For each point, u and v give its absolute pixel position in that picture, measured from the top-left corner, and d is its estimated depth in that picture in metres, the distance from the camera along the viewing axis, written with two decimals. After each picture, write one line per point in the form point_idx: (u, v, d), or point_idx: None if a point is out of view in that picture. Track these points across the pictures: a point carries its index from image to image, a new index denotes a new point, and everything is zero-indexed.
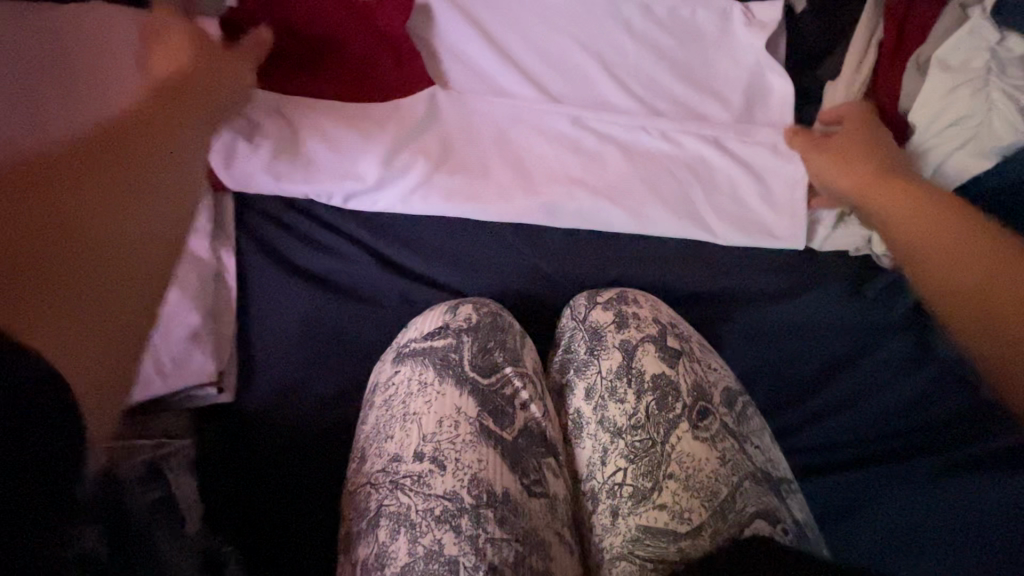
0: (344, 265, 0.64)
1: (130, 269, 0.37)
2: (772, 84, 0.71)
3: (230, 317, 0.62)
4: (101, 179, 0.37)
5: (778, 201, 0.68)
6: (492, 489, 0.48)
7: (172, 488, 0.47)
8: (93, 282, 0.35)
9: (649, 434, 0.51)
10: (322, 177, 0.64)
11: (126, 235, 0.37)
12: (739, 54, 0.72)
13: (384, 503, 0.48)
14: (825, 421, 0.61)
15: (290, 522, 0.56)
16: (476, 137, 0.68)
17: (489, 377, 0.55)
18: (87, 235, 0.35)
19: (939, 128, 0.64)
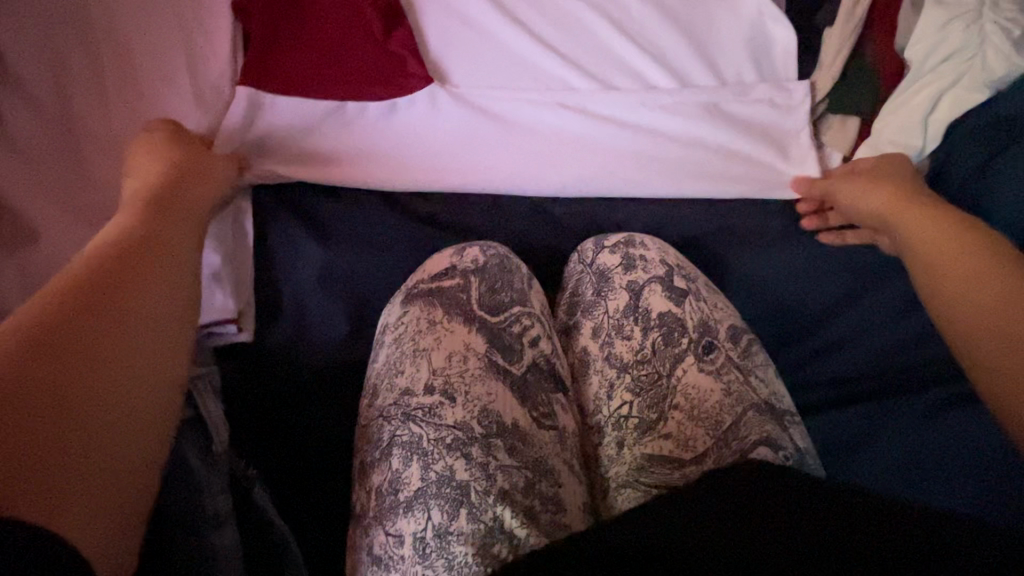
0: (352, 210, 0.66)
1: (137, 412, 0.32)
2: (772, 33, 0.72)
3: (247, 261, 0.62)
4: (106, 314, 0.33)
5: (788, 150, 0.70)
6: (500, 420, 0.50)
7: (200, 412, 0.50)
8: (102, 435, 0.30)
9: (655, 368, 0.52)
10: (329, 133, 0.66)
11: (134, 371, 0.33)
12: (741, 6, 0.72)
13: (396, 434, 0.49)
14: (826, 358, 0.63)
15: (309, 458, 0.58)
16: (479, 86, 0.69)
17: (498, 316, 0.56)
18: (97, 375, 0.31)
19: (933, 64, 0.64)
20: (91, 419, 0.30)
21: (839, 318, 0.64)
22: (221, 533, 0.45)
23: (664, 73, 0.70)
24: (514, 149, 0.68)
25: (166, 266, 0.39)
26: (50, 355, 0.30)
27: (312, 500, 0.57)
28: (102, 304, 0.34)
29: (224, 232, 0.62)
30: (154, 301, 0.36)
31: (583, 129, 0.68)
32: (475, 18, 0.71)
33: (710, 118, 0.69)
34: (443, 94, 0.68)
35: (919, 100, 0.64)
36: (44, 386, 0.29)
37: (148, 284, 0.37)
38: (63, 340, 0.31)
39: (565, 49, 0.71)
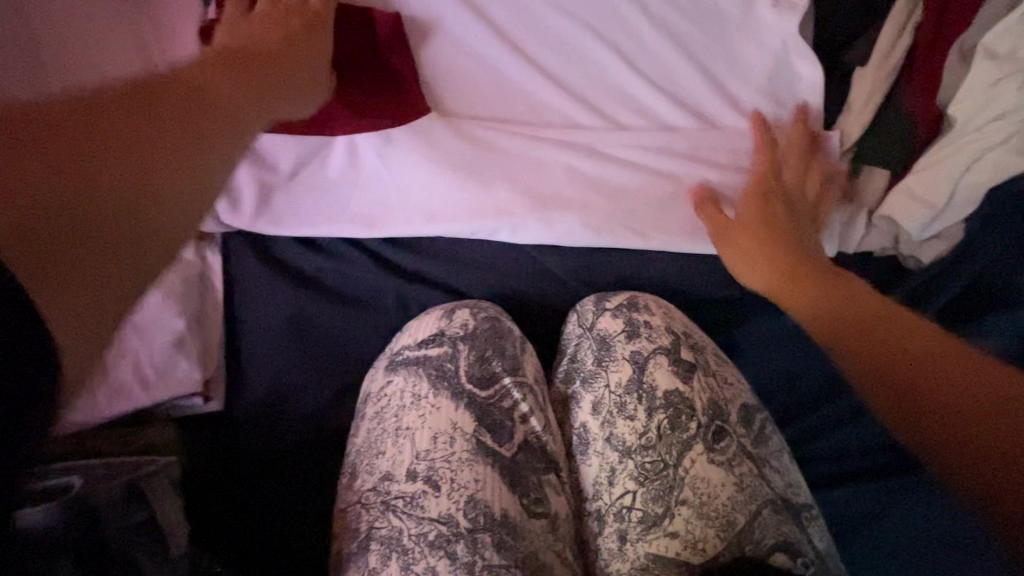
0: (341, 266, 0.63)
1: (143, 234, 0.29)
2: (798, 67, 0.67)
3: (217, 323, 0.60)
4: (185, 130, 0.31)
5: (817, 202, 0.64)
6: (489, 512, 0.46)
7: (88, 493, 0.40)
8: (92, 222, 0.28)
9: (660, 456, 0.48)
10: (308, 183, 0.63)
11: (176, 189, 0.30)
12: (765, 38, 0.67)
13: (375, 526, 0.45)
14: (833, 430, 0.59)
15: (268, 533, 0.55)
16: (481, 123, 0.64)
17: (487, 389, 0.52)
18: (139, 156, 0.29)
19: (979, 124, 0.58)
20: (94, 175, 0.28)
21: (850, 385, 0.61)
22: None
23: (678, 114, 0.66)
24: (515, 193, 0.63)
25: (255, 121, 0.35)
26: (101, 118, 0.29)
27: None
28: (189, 114, 0.32)
29: (189, 290, 0.59)
30: (228, 144, 0.33)
31: (585, 174, 0.64)
32: (478, 51, 0.65)
33: (724, 159, 0.66)
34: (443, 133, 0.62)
35: (950, 162, 0.59)
36: (79, 136, 0.28)
37: (235, 133, 0.34)
38: (113, 112, 0.30)
39: (576, 84, 0.67)
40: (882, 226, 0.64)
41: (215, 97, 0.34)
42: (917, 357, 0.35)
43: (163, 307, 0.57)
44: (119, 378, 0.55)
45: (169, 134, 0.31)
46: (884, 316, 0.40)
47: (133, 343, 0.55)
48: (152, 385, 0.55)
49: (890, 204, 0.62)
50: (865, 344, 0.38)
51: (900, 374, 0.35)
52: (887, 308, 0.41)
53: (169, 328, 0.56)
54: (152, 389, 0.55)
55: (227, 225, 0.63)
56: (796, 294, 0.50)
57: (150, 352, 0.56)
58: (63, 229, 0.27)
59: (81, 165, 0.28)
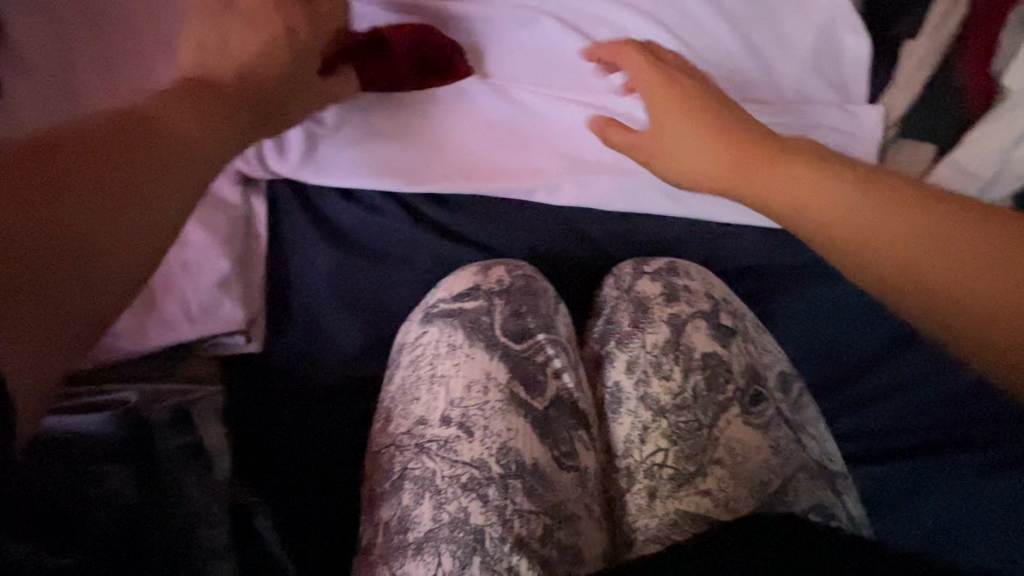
0: (377, 219, 0.64)
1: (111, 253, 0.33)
2: (845, 41, 0.66)
3: (259, 268, 0.62)
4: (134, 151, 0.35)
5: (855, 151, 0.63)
6: (521, 460, 0.46)
7: (140, 408, 0.46)
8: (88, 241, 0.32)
9: (695, 417, 0.48)
10: (350, 140, 0.64)
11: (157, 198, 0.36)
12: (811, 9, 0.67)
13: (408, 467, 0.46)
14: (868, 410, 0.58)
15: (302, 476, 0.57)
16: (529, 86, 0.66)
17: (521, 343, 0.53)
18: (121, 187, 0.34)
19: None
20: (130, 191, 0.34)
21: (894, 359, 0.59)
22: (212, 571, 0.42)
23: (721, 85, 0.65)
24: (552, 155, 0.64)
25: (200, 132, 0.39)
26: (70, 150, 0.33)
27: (320, 520, 0.56)
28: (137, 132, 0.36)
29: (235, 234, 0.61)
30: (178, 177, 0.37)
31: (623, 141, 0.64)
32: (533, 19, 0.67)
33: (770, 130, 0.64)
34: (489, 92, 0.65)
35: (1006, 130, 0.57)
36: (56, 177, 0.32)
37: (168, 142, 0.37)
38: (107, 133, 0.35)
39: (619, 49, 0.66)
40: None
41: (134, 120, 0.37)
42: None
43: (211, 247, 0.59)
44: (167, 315, 0.57)
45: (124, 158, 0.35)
46: (946, 239, 0.37)
47: (181, 281, 0.58)
48: (197, 321, 0.57)
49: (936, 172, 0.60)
50: (974, 304, 0.36)
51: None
52: (921, 212, 0.38)
53: (216, 268, 0.59)
54: (198, 323, 0.57)
55: (269, 172, 0.63)
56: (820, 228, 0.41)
57: (197, 290, 0.58)
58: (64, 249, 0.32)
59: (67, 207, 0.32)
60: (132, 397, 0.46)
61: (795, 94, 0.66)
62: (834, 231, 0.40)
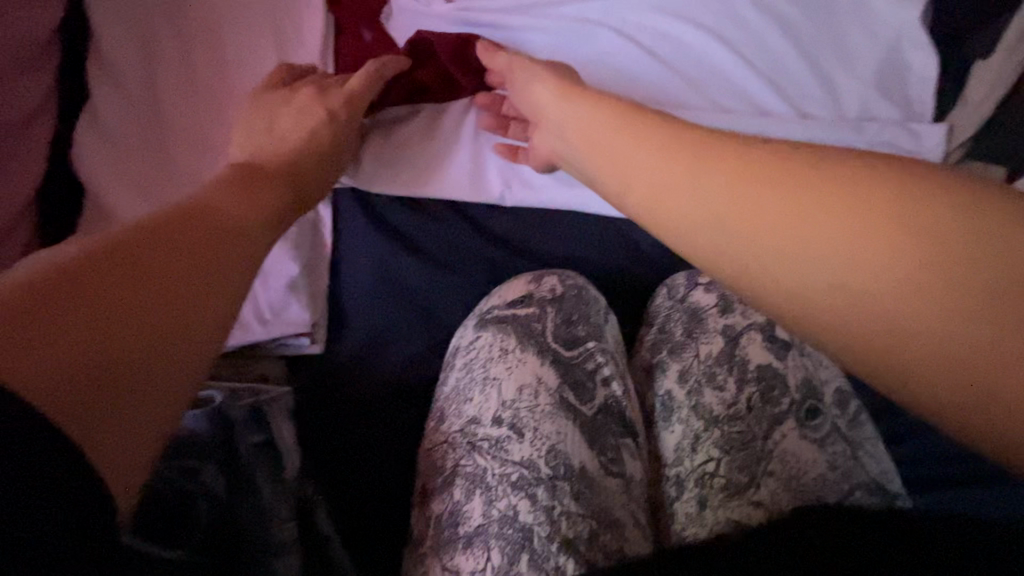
0: (438, 229, 0.67)
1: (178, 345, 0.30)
2: (908, 57, 0.65)
3: (324, 272, 0.66)
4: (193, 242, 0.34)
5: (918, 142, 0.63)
6: (569, 463, 0.48)
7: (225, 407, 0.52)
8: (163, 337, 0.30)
9: (749, 427, 0.48)
10: (414, 155, 0.68)
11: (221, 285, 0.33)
12: (877, 27, 0.66)
13: (462, 463, 0.48)
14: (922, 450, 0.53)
15: (360, 469, 0.61)
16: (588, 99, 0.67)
17: (571, 350, 0.54)
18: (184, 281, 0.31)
19: None
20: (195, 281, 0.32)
21: None
22: (282, 562, 0.51)
23: (781, 103, 0.65)
24: None
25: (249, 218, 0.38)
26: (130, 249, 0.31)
27: (378, 509, 0.60)
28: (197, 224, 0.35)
29: (304, 240, 0.65)
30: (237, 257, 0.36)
31: None
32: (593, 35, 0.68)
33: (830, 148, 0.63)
34: None
35: None
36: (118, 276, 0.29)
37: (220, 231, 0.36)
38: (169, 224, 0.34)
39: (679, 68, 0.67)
40: None
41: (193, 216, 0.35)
42: (987, 297, 0.25)
43: (281, 251, 0.64)
44: (243, 316, 0.62)
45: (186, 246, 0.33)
46: (876, 223, 0.27)
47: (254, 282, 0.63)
48: (269, 322, 0.62)
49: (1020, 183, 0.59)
50: (910, 327, 0.26)
51: (989, 354, 0.25)
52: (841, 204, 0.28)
53: (285, 272, 0.63)
54: (268, 324, 0.62)
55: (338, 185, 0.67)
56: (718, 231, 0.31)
57: (268, 292, 0.63)
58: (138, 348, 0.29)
59: (132, 303, 0.29)
60: (217, 394, 0.53)
61: (858, 111, 0.65)
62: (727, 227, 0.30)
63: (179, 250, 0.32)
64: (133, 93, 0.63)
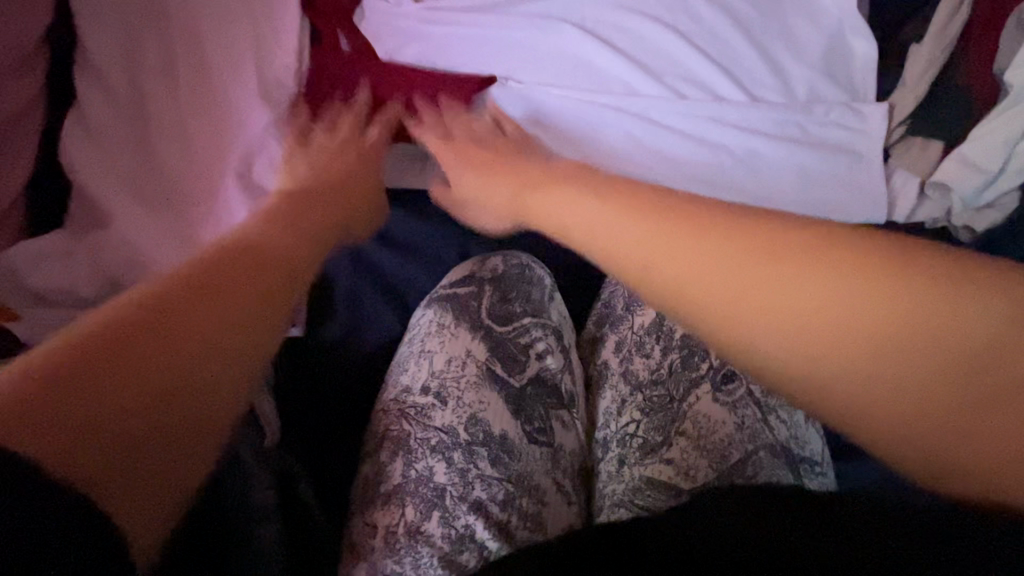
0: (406, 214, 0.67)
1: (214, 396, 0.30)
2: (853, 45, 0.67)
3: None
4: (228, 287, 0.34)
5: (867, 126, 0.65)
6: (489, 429, 0.50)
7: None
8: (199, 394, 0.29)
9: (667, 391, 0.48)
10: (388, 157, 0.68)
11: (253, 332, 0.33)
12: (821, 14, 0.67)
13: (390, 428, 0.51)
14: None
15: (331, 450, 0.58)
16: (562, 133, 0.66)
17: (505, 325, 0.56)
18: (221, 332, 0.31)
19: None
20: (227, 333, 0.32)
21: None
22: (265, 528, 0.45)
23: (732, 87, 0.65)
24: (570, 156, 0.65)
25: (280, 258, 0.39)
26: (163, 303, 0.31)
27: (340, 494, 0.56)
28: (230, 270, 0.35)
29: None
30: (266, 298, 0.35)
31: (640, 142, 0.65)
32: (550, 24, 0.67)
33: (774, 132, 0.64)
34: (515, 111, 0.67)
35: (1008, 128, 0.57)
36: (153, 333, 0.29)
37: (252, 272, 0.36)
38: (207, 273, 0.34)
39: (636, 54, 0.67)
40: (935, 197, 0.62)
41: (224, 261, 0.35)
42: (940, 369, 0.28)
43: None
44: None
45: (219, 295, 0.33)
46: (861, 297, 0.29)
47: None
48: None
49: (942, 170, 0.60)
50: (888, 397, 0.28)
51: (921, 418, 0.28)
52: (786, 244, 0.32)
53: None
54: None
55: None
56: (728, 325, 0.31)
57: None
58: (171, 402, 0.28)
59: (165, 361, 0.29)
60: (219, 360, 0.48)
61: (806, 93, 0.66)
62: (716, 300, 0.31)
63: (212, 304, 0.32)
64: (98, 84, 0.63)
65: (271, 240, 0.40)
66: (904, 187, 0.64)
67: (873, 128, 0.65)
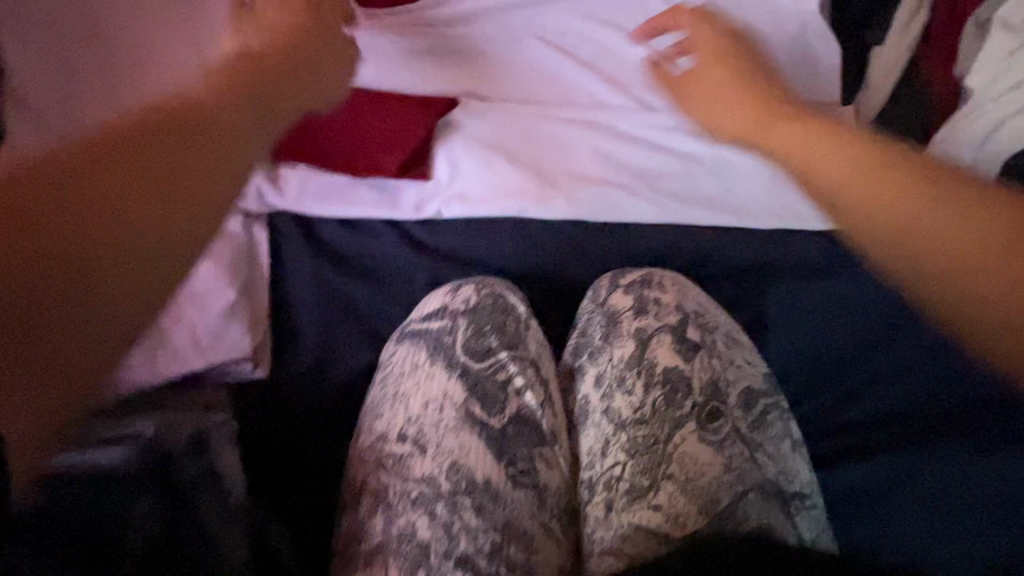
0: (368, 241, 0.62)
1: (72, 333, 0.29)
2: (816, 46, 0.65)
3: (261, 291, 0.59)
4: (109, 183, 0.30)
5: (834, 129, 0.62)
6: (471, 476, 0.47)
7: (155, 436, 0.44)
8: (52, 327, 0.28)
9: (652, 431, 0.46)
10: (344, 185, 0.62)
11: (140, 247, 0.30)
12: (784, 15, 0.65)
13: (368, 480, 0.48)
14: (849, 436, 0.53)
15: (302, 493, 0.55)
16: (526, 156, 0.62)
17: (481, 361, 0.53)
18: (87, 252, 0.29)
19: (998, 93, 0.55)
20: (100, 243, 0.29)
21: (878, 354, 0.54)
22: None
23: None
24: (534, 176, 0.61)
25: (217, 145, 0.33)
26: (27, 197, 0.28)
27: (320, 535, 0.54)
28: (124, 154, 0.30)
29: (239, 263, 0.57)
30: (172, 200, 0.31)
31: (611, 154, 0.62)
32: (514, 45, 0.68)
33: (742, 137, 0.62)
34: (474, 133, 0.63)
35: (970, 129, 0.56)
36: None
37: (169, 170, 0.31)
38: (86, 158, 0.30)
39: (603, 67, 0.67)
40: None
41: (130, 140, 0.31)
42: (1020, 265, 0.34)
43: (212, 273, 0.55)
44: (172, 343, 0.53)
45: (89, 193, 0.29)
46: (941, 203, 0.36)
47: (186, 310, 0.54)
48: (202, 350, 0.54)
49: None
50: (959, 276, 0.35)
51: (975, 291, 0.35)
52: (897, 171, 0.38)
53: (222, 297, 0.55)
54: (205, 352, 0.54)
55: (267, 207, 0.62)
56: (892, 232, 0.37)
57: (202, 317, 0.54)
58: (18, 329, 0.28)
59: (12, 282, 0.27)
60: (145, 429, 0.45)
61: None
62: (836, 195, 0.39)
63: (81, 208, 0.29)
64: None
65: (225, 116, 0.33)
66: None
67: (842, 130, 0.62)
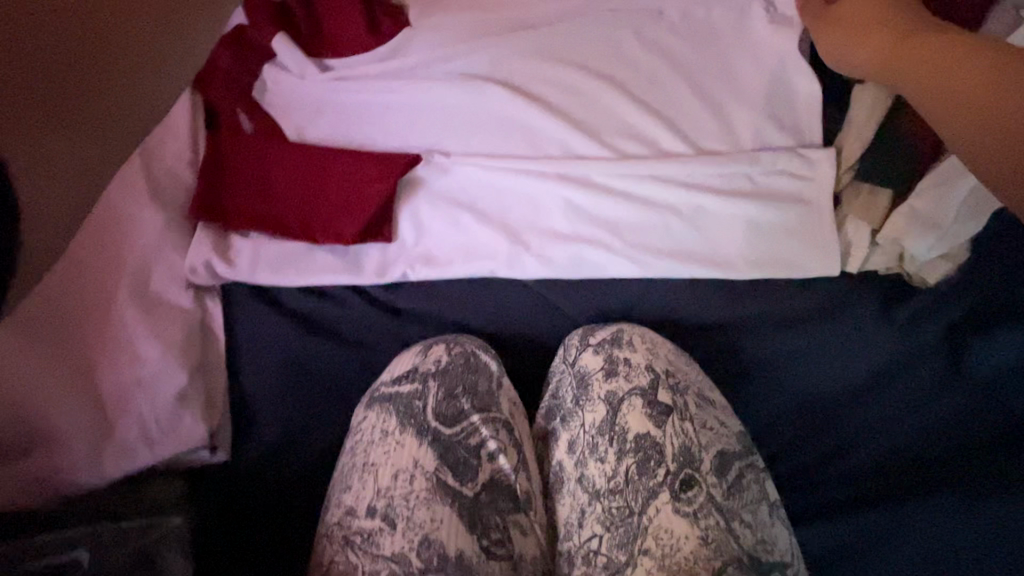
0: (336, 308, 0.61)
1: None
2: (795, 83, 0.64)
3: (219, 368, 0.59)
4: None
5: (812, 170, 0.61)
6: (443, 553, 0.45)
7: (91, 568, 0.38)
8: None
9: (626, 502, 0.45)
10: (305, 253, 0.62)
11: None
12: (762, 52, 0.65)
13: (334, 561, 0.45)
14: (825, 490, 0.54)
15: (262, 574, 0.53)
16: (491, 216, 0.63)
17: (453, 427, 0.52)
18: None
19: None
20: None
21: (852, 409, 0.56)
22: None
23: (674, 138, 0.63)
24: (500, 235, 0.61)
25: None
26: None
27: None
28: None
29: (192, 343, 0.58)
30: None
31: (581, 208, 0.62)
32: (475, 89, 0.65)
33: (718, 184, 0.62)
34: (439, 194, 0.63)
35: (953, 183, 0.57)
36: None
37: None
38: None
39: (574, 112, 0.65)
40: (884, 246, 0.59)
41: None
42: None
43: (164, 358, 0.56)
44: (125, 438, 0.54)
45: None
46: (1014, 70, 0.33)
47: (138, 398, 0.55)
48: (158, 441, 0.54)
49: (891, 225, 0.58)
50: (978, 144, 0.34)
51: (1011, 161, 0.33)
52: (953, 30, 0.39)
53: (173, 383, 0.55)
54: (158, 445, 0.54)
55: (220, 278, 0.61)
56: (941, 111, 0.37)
57: (157, 408, 0.55)
58: None
59: None
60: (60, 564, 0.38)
61: (750, 139, 0.63)
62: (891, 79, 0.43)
63: None
64: None
65: None
66: (856, 236, 0.60)
67: (821, 171, 0.61)
